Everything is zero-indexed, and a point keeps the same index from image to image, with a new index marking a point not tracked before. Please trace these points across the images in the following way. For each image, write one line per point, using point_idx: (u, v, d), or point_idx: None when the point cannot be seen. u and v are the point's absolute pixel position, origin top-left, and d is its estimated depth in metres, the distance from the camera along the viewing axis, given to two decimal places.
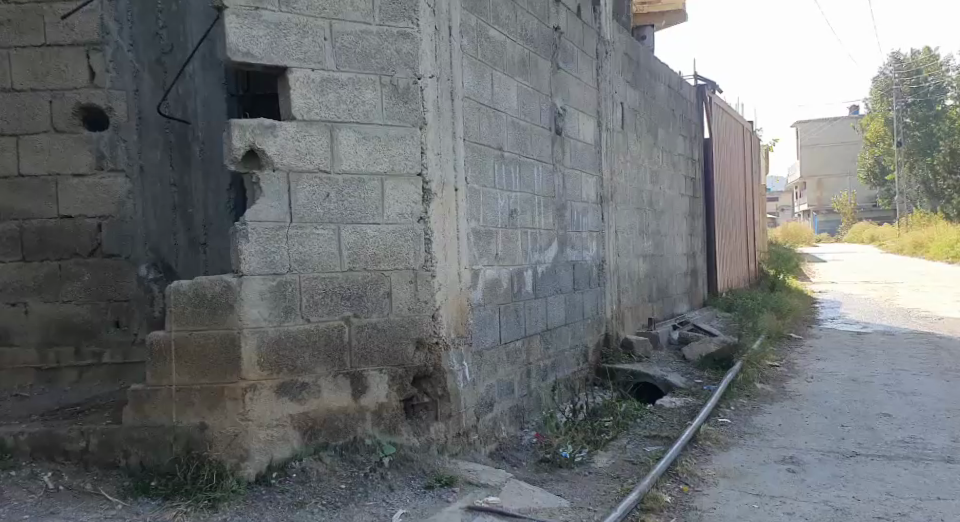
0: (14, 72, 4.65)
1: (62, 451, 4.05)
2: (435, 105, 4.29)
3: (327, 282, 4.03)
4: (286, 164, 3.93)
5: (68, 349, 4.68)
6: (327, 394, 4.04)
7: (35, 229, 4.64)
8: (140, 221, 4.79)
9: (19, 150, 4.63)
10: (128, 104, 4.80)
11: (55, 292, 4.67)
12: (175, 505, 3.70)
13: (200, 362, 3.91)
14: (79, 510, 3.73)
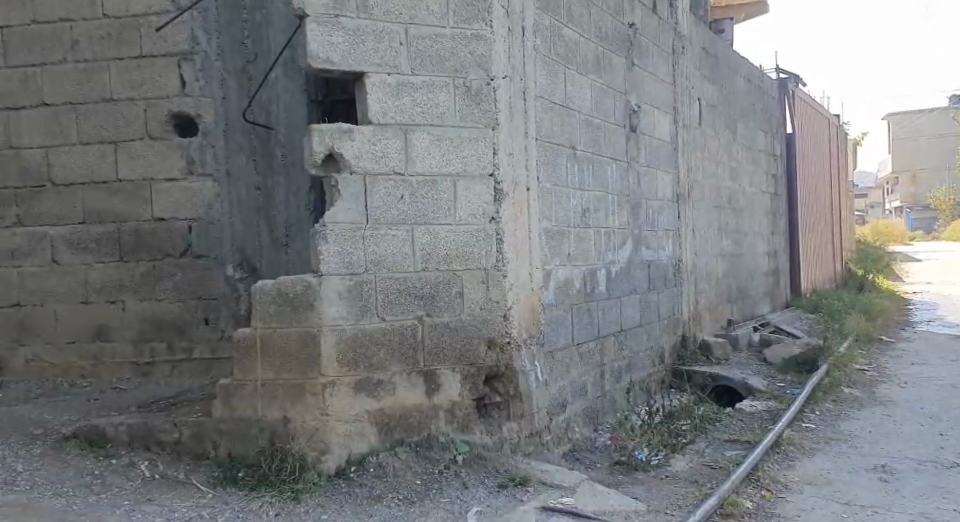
0: (112, 81, 5.15)
1: (157, 441, 4.31)
2: (507, 105, 4.45)
3: (401, 282, 4.18)
4: (362, 167, 4.08)
5: (162, 344, 5.17)
6: (401, 390, 4.20)
7: (132, 231, 5.16)
8: (227, 223, 5.21)
9: (117, 156, 5.14)
10: (216, 110, 5.22)
11: (151, 291, 5.17)
12: (260, 496, 3.89)
13: (282, 359, 4.08)
14: (172, 497, 3.95)
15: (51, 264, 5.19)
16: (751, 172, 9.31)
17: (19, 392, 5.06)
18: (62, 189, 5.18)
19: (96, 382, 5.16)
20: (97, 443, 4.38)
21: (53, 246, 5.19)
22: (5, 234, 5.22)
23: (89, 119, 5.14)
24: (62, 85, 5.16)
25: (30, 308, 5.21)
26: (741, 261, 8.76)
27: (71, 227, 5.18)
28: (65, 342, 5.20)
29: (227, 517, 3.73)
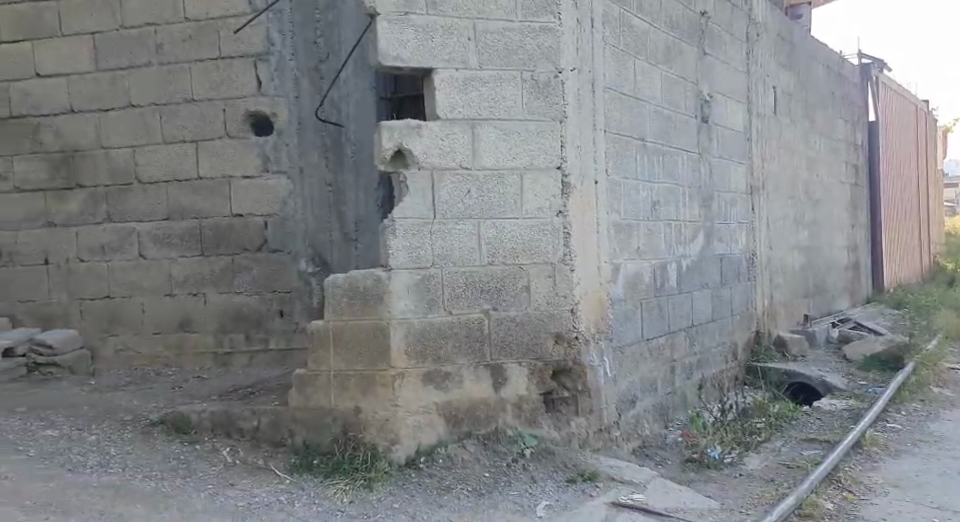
0: (194, 83, 5.93)
1: (237, 428, 4.59)
2: (575, 98, 4.65)
3: (467, 277, 4.40)
4: (430, 163, 4.30)
5: (240, 336, 5.92)
6: (469, 383, 4.40)
7: (212, 227, 5.94)
8: (300, 217, 5.90)
9: (199, 153, 5.94)
10: (288, 109, 5.91)
11: (229, 283, 5.93)
12: (335, 483, 4.09)
13: (354, 351, 4.29)
14: (252, 483, 4.16)
15: (139, 258, 6.05)
16: (831, 163, 9.03)
17: (112, 381, 5.90)
18: (148, 186, 6.03)
19: (179, 370, 5.98)
20: (182, 429, 4.71)
21: (140, 241, 6.05)
22: (99, 231, 6.13)
23: (173, 122, 5.96)
24: (148, 91, 6.02)
25: (120, 299, 6.10)
26: (818, 253, 8.51)
27: (157, 223, 6.02)
28: (151, 331, 6.05)
29: (305, 502, 3.93)
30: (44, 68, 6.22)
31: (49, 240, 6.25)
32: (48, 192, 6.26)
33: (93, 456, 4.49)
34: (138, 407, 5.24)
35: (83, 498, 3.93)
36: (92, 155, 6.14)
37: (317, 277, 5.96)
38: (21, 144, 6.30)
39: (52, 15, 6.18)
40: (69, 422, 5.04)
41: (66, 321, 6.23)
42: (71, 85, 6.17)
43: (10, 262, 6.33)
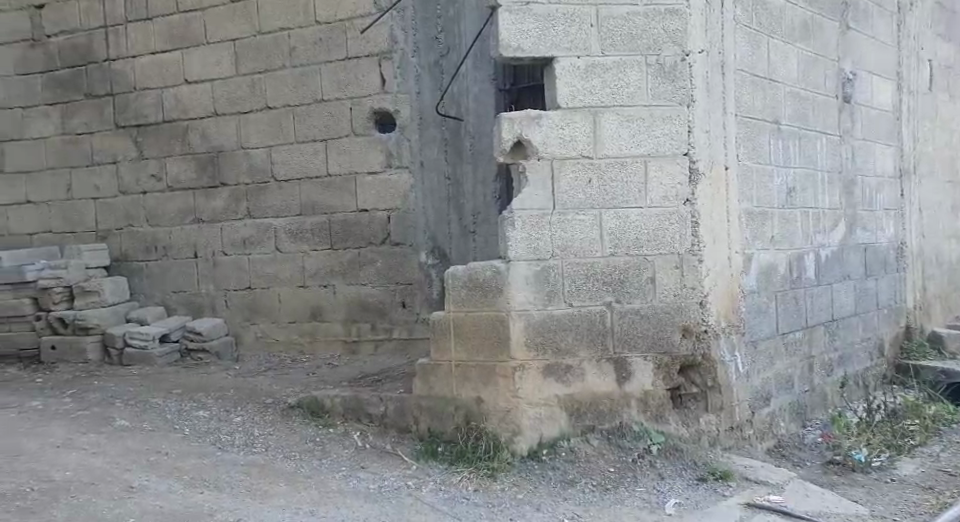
0: (323, 84, 6.28)
1: (366, 413, 4.84)
2: (703, 81, 4.49)
3: (588, 268, 4.39)
4: (551, 153, 4.33)
5: (367, 325, 6.24)
6: (591, 377, 4.41)
7: (340, 221, 6.28)
8: (420, 210, 6.09)
9: (327, 151, 6.29)
10: (411, 105, 6.08)
11: (356, 276, 6.25)
12: (460, 471, 4.27)
13: (475, 342, 4.44)
14: (380, 466, 4.41)
15: (276, 251, 6.52)
16: None
17: (253, 366, 6.40)
18: (283, 184, 6.48)
19: (313, 357, 6.38)
20: (318, 413, 5.00)
21: (276, 235, 6.51)
22: (240, 226, 6.67)
23: (304, 121, 6.36)
24: (283, 92, 6.44)
25: (259, 290, 6.61)
26: None
27: (291, 220, 6.47)
28: (287, 320, 6.51)
29: (432, 489, 4.14)
30: (191, 74, 6.82)
31: (196, 236, 6.87)
32: (196, 189, 6.86)
33: (239, 435, 4.88)
34: (277, 392, 5.63)
35: (232, 476, 4.28)
36: (234, 155, 6.66)
37: (438, 268, 6.13)
38: (172, 146, 6.96)
39: (197, 23, 6.75)
40: (217, 404, 5.47)
41: (212, 310, 6.83)
42: (215, 89, 6.73)
43: (163, 256, 7.04)
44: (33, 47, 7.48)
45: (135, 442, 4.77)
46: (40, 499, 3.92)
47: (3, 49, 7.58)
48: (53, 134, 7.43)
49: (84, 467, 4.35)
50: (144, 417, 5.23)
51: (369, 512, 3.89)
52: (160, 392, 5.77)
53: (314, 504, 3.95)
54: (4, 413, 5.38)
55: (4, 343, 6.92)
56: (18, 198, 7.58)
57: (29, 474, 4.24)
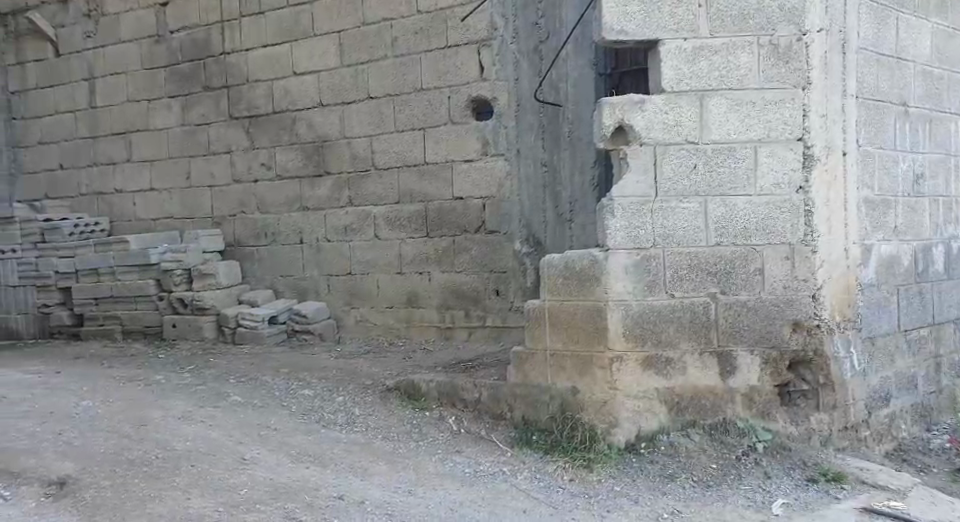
0: (424, 73, 6.41)
1: (461, 399, 4.87)
2: (822, 61, 4.27)
3: (691, 259, 4.27)
4: (653, 138, 4.25)
5: (460, 312, 6.34)
6: (693, 370, 4.28)
7: (436, 209, 6.41)
8: (517, 197, 6.13)
9: (426, 140, 6.43)
10: (510, 92, 6.14)
11: (451, 263, 6.37)
12: (556, 461, 4.28)
13: (572, 330, 4.40)
14: (476, 452, 4.44)
15: (375, 238, 6.69)
16: None
17: (354, 348, 6.56)
18: (383, 172, 6.64)
19: (409, 341, 6.55)
20: (415, 397, 5.07)
21: (376, 223, 6.68)
22: (342, 214, 6.85)
23: (405, 109, 6.50)
24: (385, 81, 6.58)
25: (358, 276, 6.79)
26: None
27: (390, 207, 6.62)
28: (384, 306, 6.67)
29: (527, 476, 4.17)
30: (298, 65, 7.00)
31: (302, 223, 7.07)
32: (301, 177, 7.06)
33: (342, 415, 4.97)
34: (376, 375, 5.71)
35: (337, 452, 4.45)
36: (337, 144, 6.84)
37: (534, 256, 6.12)
38: (280, 136, 7.15)
39: (306, 16, 6.92)
40: (320, 383, 5.58)
41: (316, 294, 7.03)
42: (321, 80, 6.90)
43: (271, 242, 7.25)
44: (157, 42, 7.78)
45: (247, 417, 4.96)
46: (164, 466, 4.22)
47: (131, 45, 7.92)
48: (173, 126, 7.73)
49: (203, 438, 4.58)
50: (255, 393, 5.41)
51: (464, 494, 4.01)
52: (268, 370, 5.96)
53: (412, 483, 4.12)
54: (129, 384, 5.68)
55: (132, 320, 7.29)
56: (139, 185, 7.96)
57: (153, 442, 4.51)
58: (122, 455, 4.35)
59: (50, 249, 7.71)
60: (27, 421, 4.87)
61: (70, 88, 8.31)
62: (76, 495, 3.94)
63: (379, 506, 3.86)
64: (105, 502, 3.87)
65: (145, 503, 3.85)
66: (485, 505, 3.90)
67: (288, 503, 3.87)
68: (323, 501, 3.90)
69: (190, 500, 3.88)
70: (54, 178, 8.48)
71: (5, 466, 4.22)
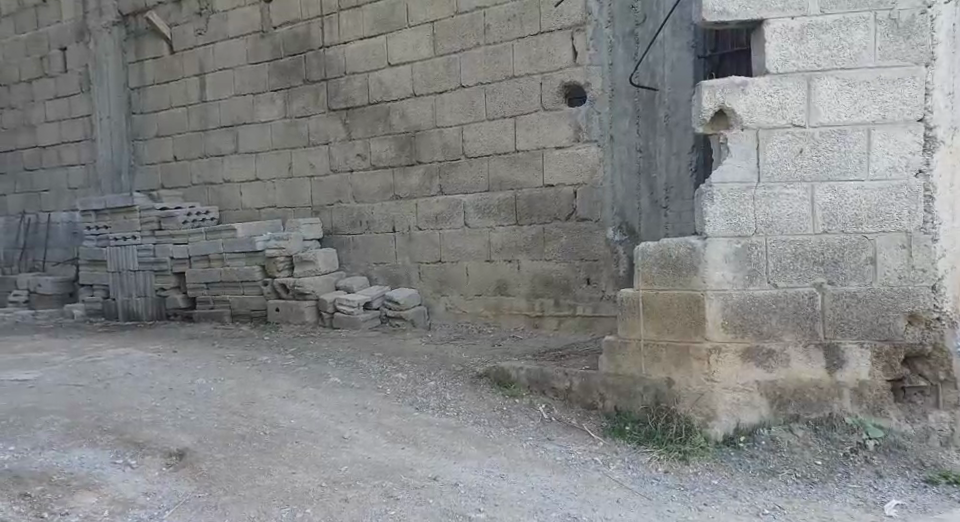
0: (517, 59, 6.40)
1: (551, 387, 4.83)
2: (949, 36, 4.03)
3: (796, 247, 4.13)
4: (756, 122, 4.12)
5: (550, 300, 6.34)
6: (797, 364, 4.14)
7: (525, 197, 6.44)
8: (610, 184, 6.10)
9: (517, 127, 6.45)
10: (603, 77, 6.09)
11: (540, 251, 6.38)
12: (649, 452, 4.21)
13: (665, 320, 4.31)
14: (569, 439, 4.41)
15: (464, 226, 6.77)
16: None
17: (445, 334, 6.62)
18: (473, 160, 6.70)
19: (497, 328, 6.59)
20: (505, 385, 5.04)
21: (466, 211, 6.75)
22: (433, 203, 6.94)
23: (496, 97, 6.53)
24: (477, 70, 6.60)
25: (449, 264, 6.87)
26: None
27: (479, 196, 6.68)
28: (474, 293, 6.74)
29: (620, 466, 4.12)
30: (392, 56, 7.09)
31: (395, 212, 7.19)
32: (395, 167, 7.17)
33: (433, 399, 5.00)
34: (467, 360, 5.72)
35: (430, 434, 4.48)
36: (429, 134, 6.92)
37: (628, 244, 6.07)
38: (375, 127, 7.25)
39: (401, 7, 6.98)
40: (413, 367, 5.63)
41: (407, 282, 7.14)
42: (415, 70, 6.97)
43: (366, 230, 7.38)
44: (262, 38, 7.97)
45: (345, 398, 5.04)
46: (271, 442, 4.36)
47: (238, 41, 8.15)
48: (274, 117, 7.94)
49: (306, 417, 4.71)
50: (353, 376, 5.50)
51: (556, 479, 4.01)
52: (364, 354, 6.05)
53: (506, 467, 4.13)
54: (237, 364, 5.88)
55: (238, 304, 7.54)
56: (242, 176, 8.22)
57: (261, 419, 4.67)
58: (234, 430, 4.51)
59: (167, 235, 8.00)
60: (147, 396, 5.08)
61: (183, 84, 8.62)
62: (194, 465, 4.11)
63: (474, 489, 3.91)
64: (221, 473, 4.03)
65: (255, 476, 4.01)
66: (578, 492, 3.89)
67: (386, 481, 3.97)
68: (419, 480, 3.98)
69: (295, 474, 4.03)
70: (168, 169, 8.83)
71: (131, 436, 4.40)
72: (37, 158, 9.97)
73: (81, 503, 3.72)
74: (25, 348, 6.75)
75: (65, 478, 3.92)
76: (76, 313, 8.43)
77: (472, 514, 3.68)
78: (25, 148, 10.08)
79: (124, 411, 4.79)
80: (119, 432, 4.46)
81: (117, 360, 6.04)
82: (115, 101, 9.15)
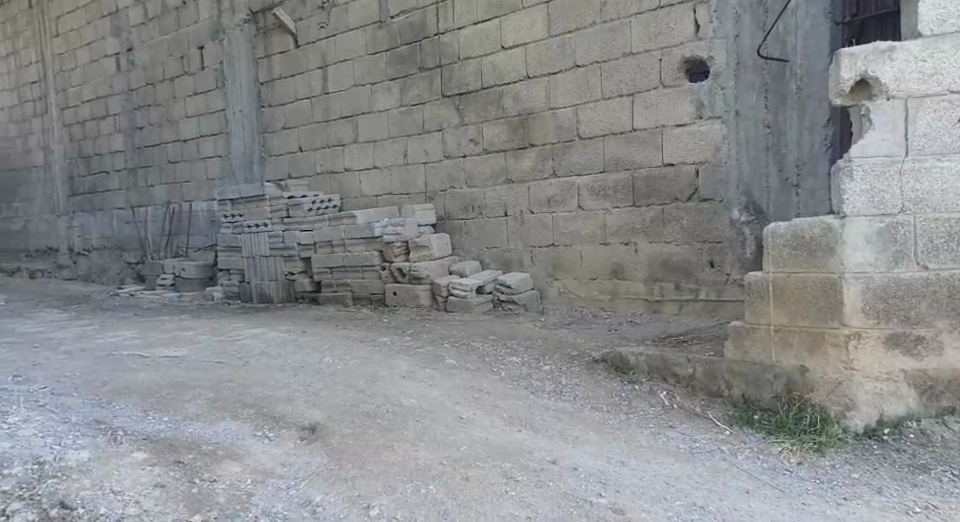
0: (635, 36, 6.22)
1: (673, 374, 4.66)
2: None
3: (952, 226, 3.90)
4: (904, 91, 3.91)
5: (671, 284, 6.19)
6: (952, 353, 3.94)
7: (644, 177, 6.28)
8: (735, 162, 5.87)
9: (634, 106, 6.28)
10: (727, 49, 5.86)
11: (659, 233, 6.23)
12: (781, 443, 3.97)
13: (798, 305, 4.12)
14: (692, 427, 4.23)
15: (579, 209, 6.66)
16: None
17: (559, 318, 6.51)
18: (588, 141, 6.57)
19: (613, 313, 6.47)
20: (623, 369, 4.90)
21: (580, 193, 6.65)
22: (546, 186, 6.86)
23: (613, 76, 6.36)
24: (593, 49, 6.45)
25: (562, 247, 6.79)
26: None
27: (595, 177, 6.55)
28: (589, 277, 6.64)
29: (748, 456, 3.91)
30: (506, 39, 6.99)
31: (508, 195, 7.13)
32: (507, 151, 7.11)
33: (549, 383, 4.91)
34: (582, 345, 5.60)
35: (547, 418, 4.40)
36: (542, 116, 6.82)
37: (754, 225, 5.86)
38: (488, 111, 7.20)
39: None
40: (526, 351, 5.57)
41: (520, 266, 7.10)
42: (528, 52, 6.85)
43: (479, 215, 7.37)
44: (380, 28, 8.02)
45: (462, 379, 5.02)
46: (393, 420, 4.39)
47: (356, 31, 8.23)
48: (391, 105, 8.00)
49: (424, 396, 4.72)
50: (469, 358, 5.49)
51: (680, 467, 3.85)
52: (478, 336, 6.03)
53: (627, 453, 4.00)
54: (360, 344, 5.98)
55: (359, 288, 7.67)
56: (360, 162, 8.35)
57: (384, 398, 4.70)
58: (359, 406, 4.57)
59: (293, 223, 8.19)
60: (279, 373, 5.23)
61: (306, 76, 8.82)
62: (325, 439, 4.18)
63: (593, 473, 3.80)
64: (348, 447, 4.08)
65: (380, 452, 4.04)
66: (703, 481, 3.72)
67: (505, 462, 3.91)
68: (538, 463, 3.90)
69: (417, 452, 4.03)
70: (293, 158, 9.08)
71: (268, 410, 4.53)
72: (178, 152, 10.45)
73: (226, 471, 3.85)
74: (167, 327, 7.09)
75: (211, 448, 4.07)
76: (216, 295, 8.85)
77: (593, 499, 3.58)
78: (168, 143, 10.57)
79: (260, 387, 4.94)
80: (257, 406, 4.60)
81: (252, 339, 6.25)
82: (246, 94, 9.46)
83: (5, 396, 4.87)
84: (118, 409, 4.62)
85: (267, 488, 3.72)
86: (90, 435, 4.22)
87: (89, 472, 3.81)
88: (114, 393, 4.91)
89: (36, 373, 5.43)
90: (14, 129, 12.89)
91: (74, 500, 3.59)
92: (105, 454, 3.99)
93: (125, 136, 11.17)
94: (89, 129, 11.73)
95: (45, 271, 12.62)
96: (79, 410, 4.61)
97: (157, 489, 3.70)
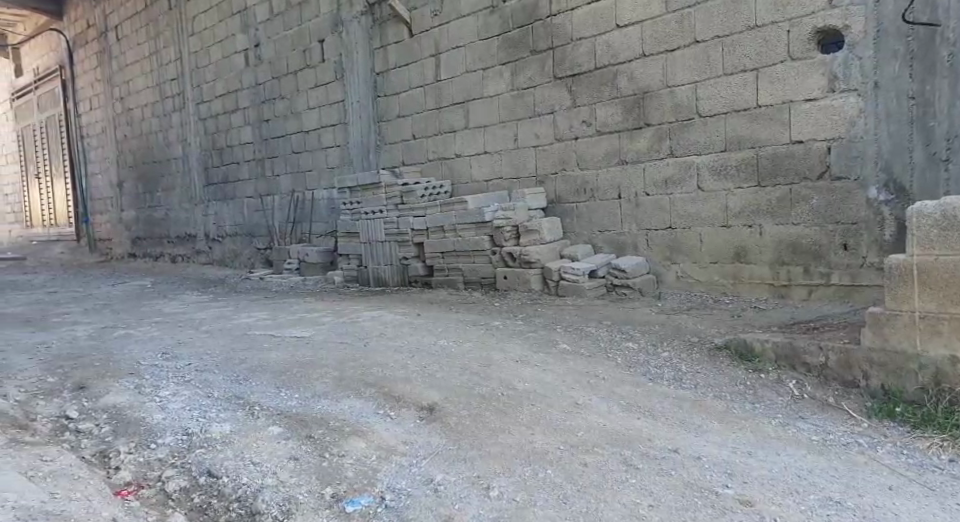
0: (761, 8, 5.88)
1: (803, 362, 4.37)
2: None
3: None
4: None
5: (799, 268, 5.86)
6: None
7: (769, 155, 5.94)
8: (873, 137, 5.48)
9: (759, 81, 5.94)
10: (867, 17, 5.45)
11: (786, 214, 5.90)
12: (929, 436, 3.70)
13: (947, 291, 3.85)
14: (825, 419, 3.95)
15: (698, 190, 6.37)
16: None
17: (677, 303, 6.28)
18: (708, 119, 6.26)
19: (735, 298, 6.17)
20: (748, 357, 4.60)
21: (699, 173, 6.35)
22: (663, 166, 6.59)
23: (736, 50, 6.03)
24: (714, 23, 6.14)
25: (680, 230, 6.52)
26: None
27: (715, 156, 6.25)
28: (708, 261, 6.36)
29: (891, 451, 3.64)
30: (622, 17, 6.73)
31: (621, 177, 6.90)
32: (622, 132, 6.86)
33: (668, 369, 4.69)
34: (703, 331, 5.35)
35: (668, 406, 4.19)
36: (659, 95, 6.54)
37: (895, 204, 5.47)
38: (601, 91, 6.97)
39: None
40: (644, 336, 5.36)
41: (634, 250, 6.87)
42: (644, 30, 6.58)
43: (590, 198, 7.17)
44: (492, 12, 7.88)
45: (577, 364, 4.87)
46: (509, 403, 4.30)
47: (468, 17, 8.13)
48: (502, 89, 7.87)
49: (539, 380, 4.61)
50: (584, 342, 5.33)
51: (813, 459, 3.60)
52: (592, 321, 5.88)
53: (754, 442, 3.77)
54: (473, 328, 5.92)
55: (471, 273, 7.65)
56: (471, 147, 8.28)
57: (499, 381, 4.61)
58: (474, 388, 4.52)
59: (407, 209, 8.21)
60: (398, 354, 5.24)
61: (419, 63, 8.81)
62: (443, 419, 4.14)
63: (718, 464, 3.59)
64: (465, 428, 4.03)
65: (497, 434, 3.96)
66: (839, 475, 3.46)
67: (622, 449, 3.76)
68: (658, 451, 3.72)
69: (534, 435, 3.93)
70: (407, 145, 9.11)
71: (388, 390, 4.53)
72: (301, 141, 10.70)
73: (352, 447, 3.86)
74: (295, 308, 7.28)
75: (343, 423, 4.10)
76: (336, 279, 9.02)
77: (720, 490, 3.38)
78: (290, 133, 10.86)
79: (378, 368, 4.95)
80: (378, 386, 4.61)
81: (373, 321, 6.32)
82: (362, 82, 9.56)
83: (155, 371, 5.08)
84: (255, 385, 4.73)
85: (390, 464, 3.71)
86: (231, 409, 4.33)
87: (232, 444, 3.90)
88: (249, 370, 5.05)
89: (181, 350, 5.66)
90: (155, 124, 13.60)
91: (220, 469, 3.70)
92: (246, 428, 4.08)
93: (252, 127, 11.55)
94: (220, 122, 12.20)
95: (183, 256, 13.29)
96: (221, 385, 4.76)
97: (291, 461, 3.74)
